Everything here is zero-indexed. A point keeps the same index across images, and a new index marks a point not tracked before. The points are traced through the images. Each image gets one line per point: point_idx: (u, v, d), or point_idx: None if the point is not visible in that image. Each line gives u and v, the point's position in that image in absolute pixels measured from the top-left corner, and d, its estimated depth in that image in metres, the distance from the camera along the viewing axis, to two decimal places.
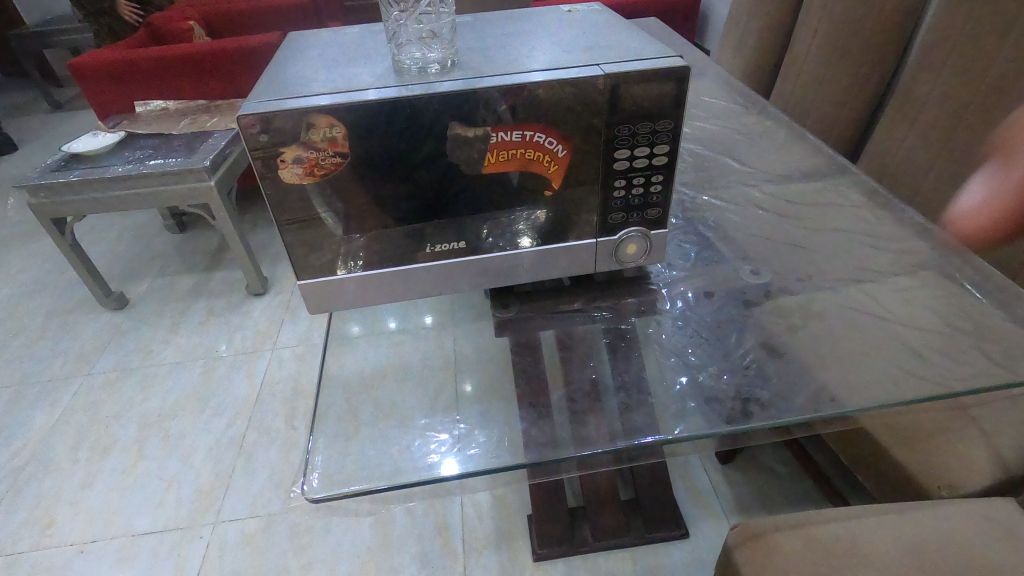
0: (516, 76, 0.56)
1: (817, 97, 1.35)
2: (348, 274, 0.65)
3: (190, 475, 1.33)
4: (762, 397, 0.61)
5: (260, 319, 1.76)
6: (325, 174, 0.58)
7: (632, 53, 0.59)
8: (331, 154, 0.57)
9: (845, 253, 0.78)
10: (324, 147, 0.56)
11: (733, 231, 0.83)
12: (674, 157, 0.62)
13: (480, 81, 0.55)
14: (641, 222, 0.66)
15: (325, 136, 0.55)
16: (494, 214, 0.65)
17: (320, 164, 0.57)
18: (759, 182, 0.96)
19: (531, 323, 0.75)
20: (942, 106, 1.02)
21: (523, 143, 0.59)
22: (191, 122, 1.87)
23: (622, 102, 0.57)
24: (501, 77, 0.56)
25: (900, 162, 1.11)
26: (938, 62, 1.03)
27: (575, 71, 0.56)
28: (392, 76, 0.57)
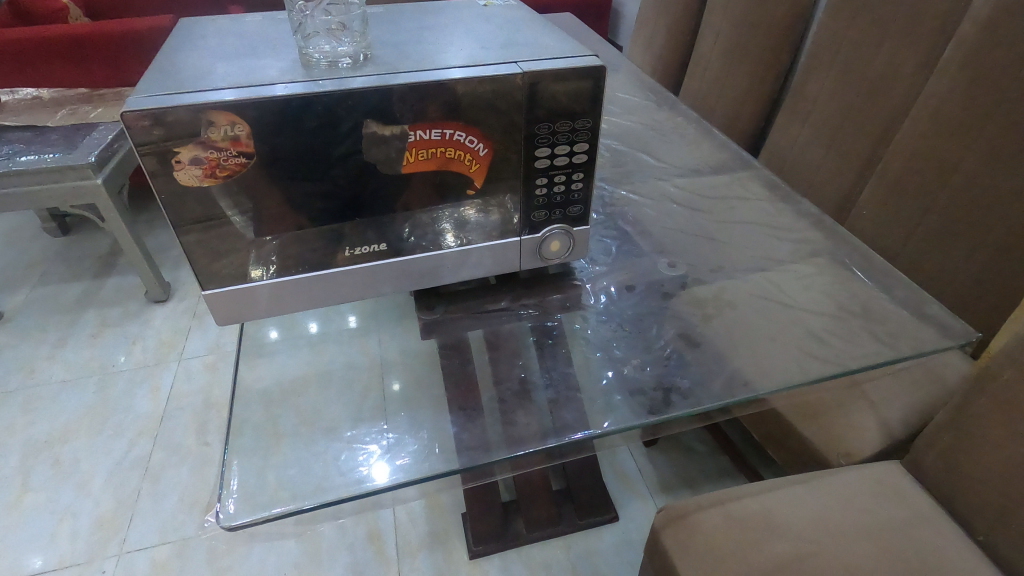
0: (433, 73, 0.54)
1: (721, 94, 1.43)
2: (260, 281, 0.61)
3: (87, 504, 1.21)
4: (681, 386, 0.64)
5: (163, 328, 1.63)
6: (227, 175, 0.54)
7: (548, 51, 0.59)
8: (234, 153, 0.53)
9: (751, 244, 0.83)
10: (226, 146, 0.52)
11: (650, 225, 0.86)
12: (593, 156, 0.63)
13: (395, 77, 0.53)
14: (563, 219, 0.67)
15: (227, 134, 0.51)
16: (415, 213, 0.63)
17: (221, 165, 0.53)
18: (671, 177, 1.00)
19: (458, 325, 0.73)
20: (830, 104, 1.11)
21: (442, 142, 0.58)
22: (71, 112, 1.69)
23: (541, 102, 0.57)
24: (418, 74, 0.54)
25: (796, 155, 1.20)
26: (826, 64, 1.11)
27: (493, 70, 0.55)
28: (299, 70, 0.54)
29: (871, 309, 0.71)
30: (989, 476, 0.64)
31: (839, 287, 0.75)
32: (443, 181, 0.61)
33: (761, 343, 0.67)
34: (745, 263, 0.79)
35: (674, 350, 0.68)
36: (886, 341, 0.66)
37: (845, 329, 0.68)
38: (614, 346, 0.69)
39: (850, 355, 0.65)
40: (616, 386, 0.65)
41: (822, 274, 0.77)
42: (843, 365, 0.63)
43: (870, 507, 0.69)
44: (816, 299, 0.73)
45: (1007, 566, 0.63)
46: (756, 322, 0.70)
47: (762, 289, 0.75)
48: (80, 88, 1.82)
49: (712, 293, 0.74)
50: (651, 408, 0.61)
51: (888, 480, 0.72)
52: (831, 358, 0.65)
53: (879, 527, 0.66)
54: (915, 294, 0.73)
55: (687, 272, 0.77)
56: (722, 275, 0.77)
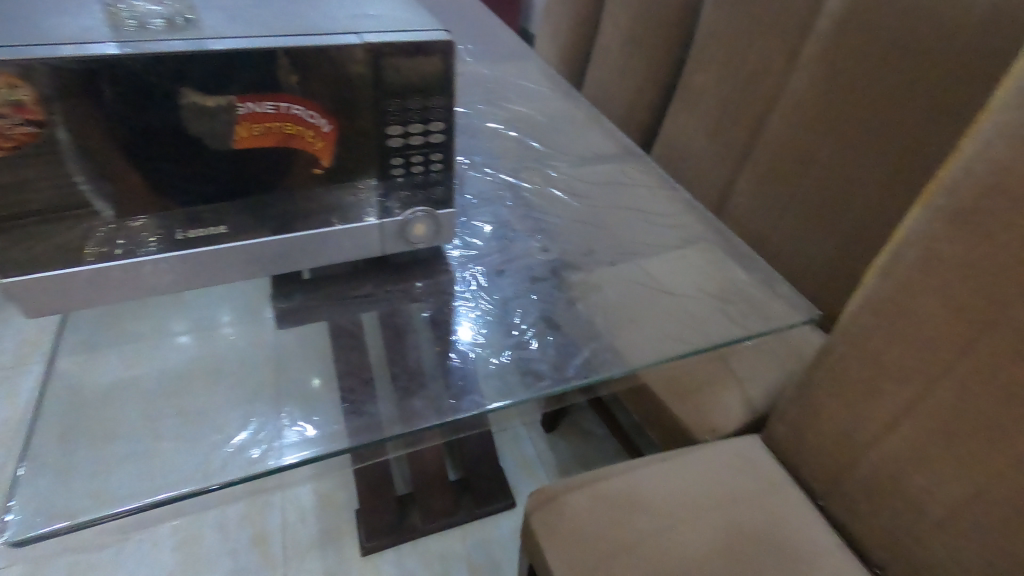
0: (263, 39, 0.50)
1: (619, 85, 1.46)
2: (146, 256, 0.56)
3: None
4: (543, 369, 0.63)
5: (26, 326, 1.47)
6: (14, 146, 0.47)
7: (396, 24, 0.56)
8: (19, 121, 0.46)
9: (625, 229, 0.85)
10: (8, 113, 0.46)
11: (530, 211, 0.86)
12: (451, 136, 0.61)
13: (216, 42, 0.49)
14: (425, 201, 0.65)
15: (6, 98, 0.45)
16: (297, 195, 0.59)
17: (5, 134, 0.46)
18: (558, 164, 1.00)
19: (316, 311, 0.71)
20: (713, 96, 1.15)
21: (277, 116, 0.53)
22: None
23: (386, 75, 0.54)
24: (244, 39, 0.50)
25: (684, 144, 1.24)
26: (710, 57, 1.15)
27: (331, 39, 0.52)
28: (101, 30, 0.48)
29: (729, 290, 0.74)
30: (829, 445, 0.68)
31: (703, 270, 0.78)
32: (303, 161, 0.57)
33: (622, 325, 0.68)
34: (619, 247, 0.81)
35: (540, 334, 0.67)
36: (739, 320, 0.69)
37: (703, 309, 0.71)
38: (480, 331, 0.68)
39: (704, 334, 0.67)
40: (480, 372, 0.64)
41: (689, 258, 0.80)
42: (696, 345, 0.65)
43: (720, 482, 0.71)
44: (680, 282, 0.75)
45: (842, 528, 0.68)
46: (622, 304, 0.71)
47: (631, 274, 0.76)
48: None
49: (583, 277, 0.75)
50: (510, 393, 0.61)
51: (741, 454, 0.75)
52: (688, 338, 0.66)
53: (731, 498, 0.70)
54: (769, 276, 0.77)
55: (561, 256, 0.78)
56: (595, 259, 0.78)
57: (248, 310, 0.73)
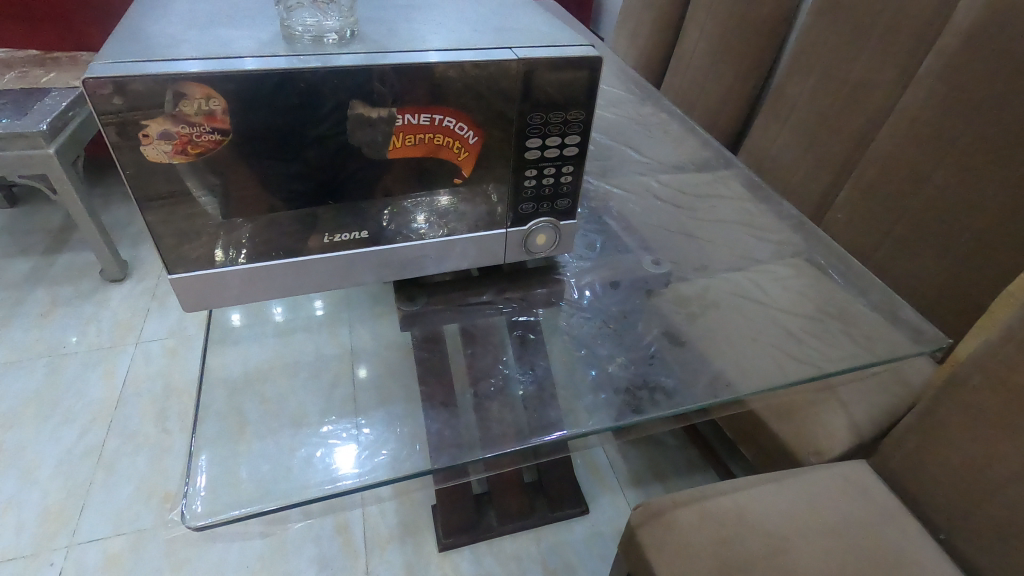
0: (426, 55, 0.52)
1: (703, 91, 1.43)
2: (236, 266, 0.58)
3: (33, 494, 1.15)
4: (666, 385, 0.63)
5: (119, 309, 1.55)
6: (199, 153, 0.50)
7: (544, 38, 0.57)
8: (208, 129, 0.49)
9: (733, 243, 0.83)
10: (200, 121, 0.49)
11: (634, 221, 0.86)
12: (584, 150, 0.61)
13: (384, 57, 0.51)
14: (550, 212, 0.65)
15: (201, 109, 0.48)
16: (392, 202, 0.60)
17: (193, 141, 0.49)
18: (654, 173, 0.99)
19: (439, 316, 0.72)
20: (809, 107, 1.12)
21: (431, 127, 0.55)
22: (21, 74, 1.57)
23: (534, 90, 0.55)
24: (409, 54, 0.51)
25: (774, 155, 1.21)
26: (807, 67, 1.12)
27: (489, 54, 0.53)
28: (281, 43, 0.51)
29: (848, 312, 0.72)
30: (956, 479, 0.65)
31: (818, 289, 0.76)
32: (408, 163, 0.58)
33: (741, 344, 0.67)
34: (729, 262, 0.80)
35: (658, 349, 0.67)
36: (863, 344, 0.67)
37: (824, 331, 0.69)
38: (599, 344, 0.69)
39: (828, 357, 0.65)
40: (602, 383, 0.64)
41: (802, 276, 0.78)
42: (822, 368, 0.64)
43: (837, 505, 0.70)
44: (795, 300, 0.73)
45: (966, 563, 0.66)
46: (738, 322, 0.70)
47: (742, 289, 0.75)
48: (29, 48, 1.71)
49: (696, 292, 0.74)
50: (634, 407, 0.61)
51: (855, 479, 0.73)
52: (811, 359, 0.65)
53: (848, 523, 0.68)
54: (890, 298, 0.74)
55: (671, 270, 0.77)
56: (706, 274, 0.77)
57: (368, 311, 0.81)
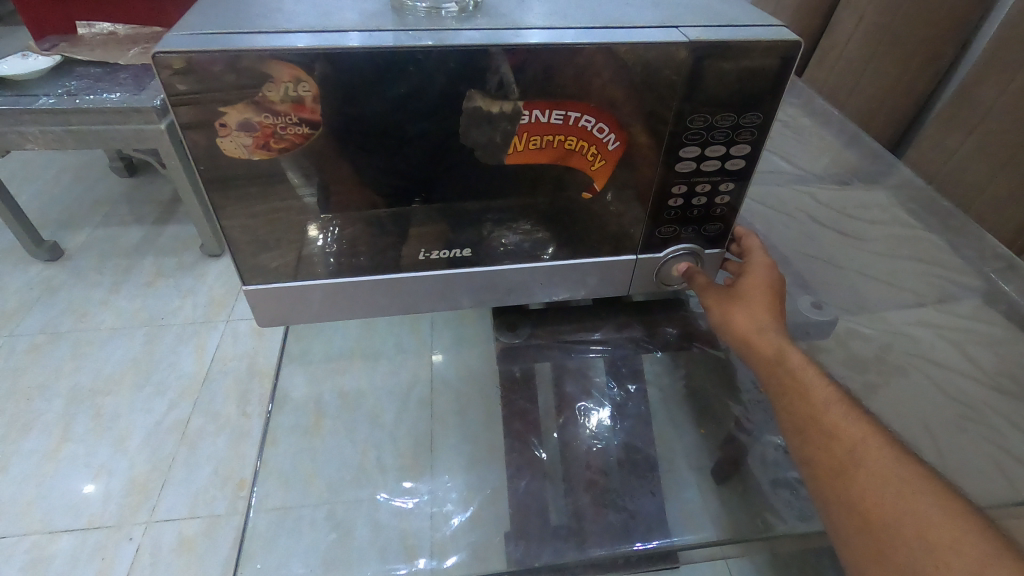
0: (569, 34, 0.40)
1: (857, 86, 1.21)
2: (319, 280, 0.50)
3: (122, 463, 1.17)
4: None
5: (215, 285, 1.58)
6: (284, 148, 0.42)
7: (719, 16, 0.43)
8: (295, 120, 0.40)
9: (917, 284, 0.65)
10: (286, 110, 0.40)
11: (783, 246, 0.70)
12: (753, 163, 0.47)
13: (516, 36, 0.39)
14: (694, 238, 0.52)
15: (288, 94, 0.39)
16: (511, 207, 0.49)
17: (277, 134, 0.41)
18: (806, 186, 0.81)
19: (543, 352, 0.68)
20: (1010, 112, 0.88)
21: (563, 128, 0.44)
22: (143, 50, 1.63)
23: (699, 83, 0.42)
24: (546, 32, 0.40)
25: (953, 169, 0.99)
26: (1011, 61, 0.88)
27: (650, 34, 0.40)
28: (388, 16, 0.41)
29: None
30: None
31: None
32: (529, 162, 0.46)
33: (945, 433, 0.50)
34: (914, 312, 0.62)
35: None
36: None
37: None
38: None
39: None
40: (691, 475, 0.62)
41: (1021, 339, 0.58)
42: None
43: None
44: (1015, 376, 0.55)
45: None
46: (933, 399, 0.53)
47: (936, 353, 0.57)
48: (155, 25, 1.77)
49: (871, 352, 0.58)
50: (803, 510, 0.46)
51: None
52: None
53: None
54: None
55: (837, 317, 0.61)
56: (884, 327, 0.60)
57: (460, 342, 0.83)
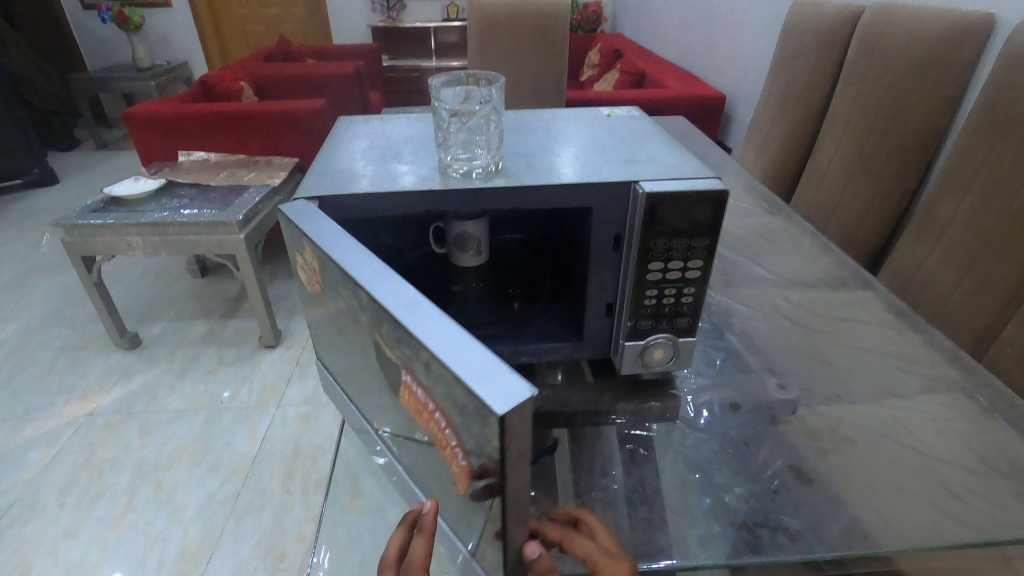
0: (454, 324, 0.36)
1: (838, 205, 1.37)
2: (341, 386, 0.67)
3: (176, 533, 1.28)
4: (791, 526, 0.58)
5: (268, 373, 1.75)
6: (314, 290, 0.58)
7: (672, 170, 0.61)
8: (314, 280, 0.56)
9: (873, 374, 0.75)
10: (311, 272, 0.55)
11: (758, 339, 0.82)
12: (707, 273, 0.63)
13: (409, 302, 0.38)
14: (667, 330, 0.67)
15: (311, 263, 0.54)
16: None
17: (311, 281, 0.57)
18: (781, 290, 0.95)
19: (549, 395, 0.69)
20: (966, 227, 1.02)
21: (429, 410, 0.40)
22: (230, 175, 1.96)
23: (513, 443, 0.32)
24: (442, 315, 0.37)
25: (924, 278, 1.10)
26: (963, 186, 1.03)
27: (496, 368, 0.33)
28: (437, 177, 0.61)
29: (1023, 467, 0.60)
30: None
31: (982, 435, 0.64)
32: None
33: (885, 492, 0.59)
34: (866, 392, 0.72)
35: (782, 485, 0.63)
36: None
37: (988, 489, 0.58)
38: (716, 470, 0.66)
39: (997, 522, 0.55)
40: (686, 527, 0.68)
41: (960, 418, 0.67)
42: (987, 534, 0.54)
43: None
44: (950, 446, 0.63)
45: None
46: (880, 467, 0.62)
47: (887, 428, 0.67)
48: (241, 153, 2.13)
49: (827, 425, 0.68)
50: (755, 545, 0.56)
51: None
52: (971, 522, 0.55)
53: None
54: None
55: (799, 397, 0.71)
56: (840, 405, 0.70)
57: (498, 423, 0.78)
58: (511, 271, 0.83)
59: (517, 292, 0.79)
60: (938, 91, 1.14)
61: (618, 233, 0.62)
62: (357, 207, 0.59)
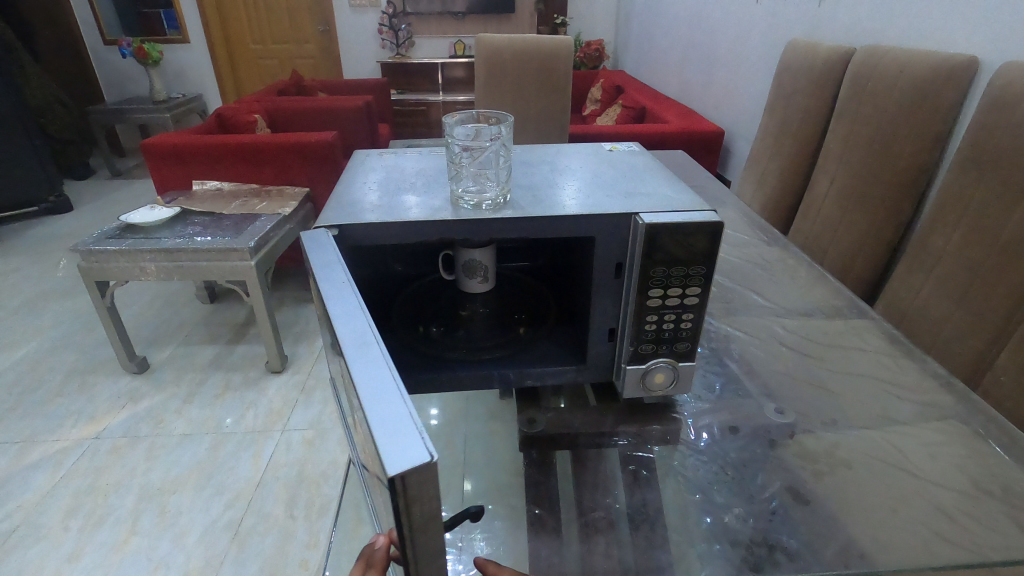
0: (394, 372, 0.35)
1: (835, 237, 1.41)
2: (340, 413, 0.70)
3: (179, 557, 1.28)
4: (788, 546, 0.60)
5: (274, 398, 1.77)
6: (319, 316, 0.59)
7: (670, 202, 0.64)
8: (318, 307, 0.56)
9: (869, 400, 0.77)
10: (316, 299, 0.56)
11: (756, 365, 0.85)
12: (705, 300, 0.66)
13: (364, 342, 0.38)
14: (668, 354, 0.69)
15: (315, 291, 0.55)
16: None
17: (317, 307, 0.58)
18: (779, 318, 0.98)
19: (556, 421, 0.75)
20: (958, 258, 1.05)
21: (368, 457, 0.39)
22: (242, 204, 2.01)
23: (416, 507, 0.30)
24: (389, 361, 0.37)
25: (919, 309, 1.13)
26: (953, 219, 1.07)
27: (409, 426, 0.31)
28: (449, 208, 0.65)
29: (1015, 491, 0.61)
30: None
31: (975, 460, 0.66)
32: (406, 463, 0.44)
33: (879, 513, 0.61)
34: (862, 416, 0.74)
35: (780, 505, 0.64)
36: None
37: (981, 512, 0.60)
38: (715, 490, 0.67)
39: (989, 544, 0.56)
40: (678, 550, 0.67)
41: (953, 443, 0.69)
42: (980, 555, 0.55)
43: None
44: (943, 470, 0.65)
45: None
46: (876, 490, 0.63)
47: (882, 452, 0.68)
48: (253, 182, 2.20)
49: (824, 449, 0.69)
50: (752, 565, 0.59)
51: None
52: (965, 544, 0.57)
53: None
54: None
55: (796, 421, 0.73)
56: (836, 429, 0.72)
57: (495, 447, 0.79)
58: (517, 297, 0.86)
59: (522, 318, 0.82)
60: (928, 129, 1.18)
61: (620, 262, 0.66)
62: (375, 237, 0.62)
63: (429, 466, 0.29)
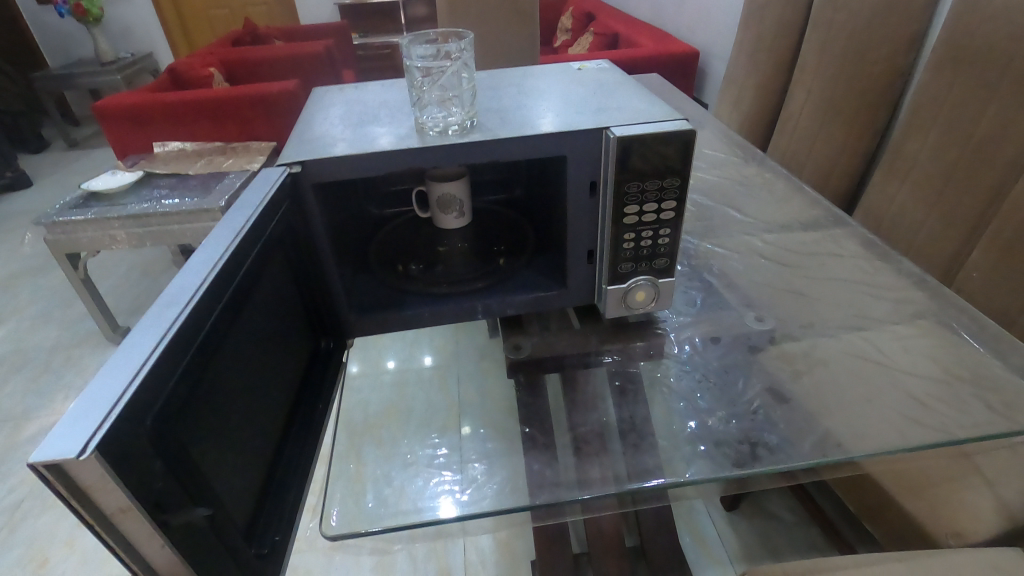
0: (156, 342, 0.35)
1: (811, 150, 1.40)
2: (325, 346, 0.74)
3: None
4: (770, 441, 0.62)
5: None
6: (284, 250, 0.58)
7: (643, 114, 0.63)
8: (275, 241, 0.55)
9: (846, 303, 0.78)
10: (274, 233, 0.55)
11: (735, 278, 0.86)
12: (681, 213, 0.66)
13: (172, 302, 0.39)
14: (648, 271, 0.70)
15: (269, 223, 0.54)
16: (295, 438, 0.54)
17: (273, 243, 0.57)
18: (757, 232, 0.98)
19: (543, 352, 0.78)
20: (936, 162, 1.04)
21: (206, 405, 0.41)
22: (208, 163, 1.95)
23: (98, 495, 0.31)
24: (171, 326, 0.37)
25: (897, 213, 1.13)
26: (928, 122, 1.06)
27: (94, 413, 0.31)
28: (414, 136, 0.62)
29: (981, 376, 0.64)
30: None
31: (946, 351, 0.68)
32: (240, 420, 0.45)
33: (854, 405, 0.64)
34: (839, 320, 0.76)
35: (761, 405, 0.66)
36: (1000, 412, 0.60)
37: (952, 396, 0.63)
38: (699, 397, 0.69)
39: (957, 424, 0.59)
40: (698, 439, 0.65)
41: (926, 336, 0.71)
42: (950, 435, 0.58)
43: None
44: (916, 361, 0.68)
45: None
46: (851, 385, 0.66)
47: (857, 348, 0.71)
48: (216, 140, 2.11)
49: (802, 350, 0.72)
50: (736, 460, 0.61)
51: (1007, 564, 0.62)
52: (935, 425, 0.60)
53: None
54: None
55: (776, 327, 0.75)
56: (813, 332, 0.74)
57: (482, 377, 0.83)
58: (494, 230, 0.85)
59: (501, 249, 0.81)
60: (901, 31, 1.17)
61: (593, 180, 0.64)
62: (345, 170, 0.60)
63: (75, 463, 0.29)
